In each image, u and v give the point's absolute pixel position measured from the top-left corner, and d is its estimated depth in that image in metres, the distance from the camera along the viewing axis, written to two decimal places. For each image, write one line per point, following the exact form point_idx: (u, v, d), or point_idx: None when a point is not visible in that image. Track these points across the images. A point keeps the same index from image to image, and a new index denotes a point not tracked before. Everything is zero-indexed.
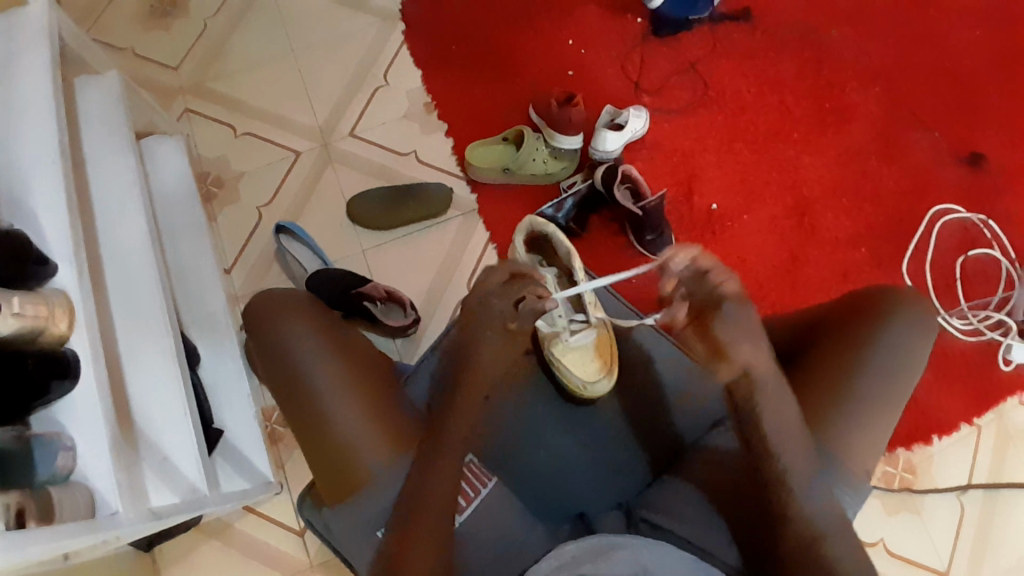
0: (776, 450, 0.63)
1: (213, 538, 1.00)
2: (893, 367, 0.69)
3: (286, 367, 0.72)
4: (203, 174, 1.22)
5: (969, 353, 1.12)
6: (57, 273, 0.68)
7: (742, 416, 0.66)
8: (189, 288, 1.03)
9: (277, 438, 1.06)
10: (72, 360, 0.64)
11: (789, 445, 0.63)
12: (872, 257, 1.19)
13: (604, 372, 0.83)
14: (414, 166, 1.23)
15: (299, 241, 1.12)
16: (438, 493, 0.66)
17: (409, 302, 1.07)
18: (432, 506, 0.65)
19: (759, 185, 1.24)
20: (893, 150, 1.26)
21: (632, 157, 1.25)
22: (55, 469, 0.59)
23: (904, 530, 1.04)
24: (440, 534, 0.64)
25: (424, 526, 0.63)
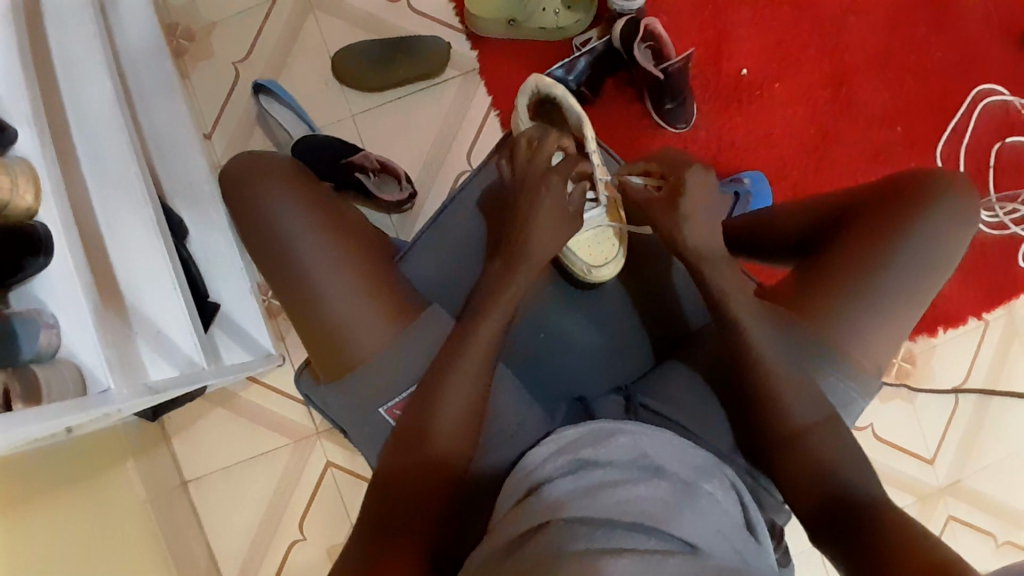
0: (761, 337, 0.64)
1: (221, 406, 1.03)
2: (925, 259, 0.63)
3: (275, 247, 0.67)
4: (168, 22, 1.08)
5: (991, 245, 1.07)
6: (18, 139, 0.61)
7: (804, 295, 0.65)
8: (166, 154, 0.95)
9: (275, 312, 1.05)
10: (43, 235, 0.59)
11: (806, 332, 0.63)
12: (907, 137, 1.09)
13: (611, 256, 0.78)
14: (406, 16, 1.08)
15: (282, 103, 1.01)
16: (460, 378, 0.63)
17: (404, 174, 1.00)
18: (456, 388, 0.63)
19: (796, 50, 1.10)
20: (951, 12, 1.10)
21: (655, 9, 1.10)
22: (38, 347, 0.57)
23: (894, 416, 1.07)
24: (463, 416, 0.63)
25: (451, 398, 0.62)
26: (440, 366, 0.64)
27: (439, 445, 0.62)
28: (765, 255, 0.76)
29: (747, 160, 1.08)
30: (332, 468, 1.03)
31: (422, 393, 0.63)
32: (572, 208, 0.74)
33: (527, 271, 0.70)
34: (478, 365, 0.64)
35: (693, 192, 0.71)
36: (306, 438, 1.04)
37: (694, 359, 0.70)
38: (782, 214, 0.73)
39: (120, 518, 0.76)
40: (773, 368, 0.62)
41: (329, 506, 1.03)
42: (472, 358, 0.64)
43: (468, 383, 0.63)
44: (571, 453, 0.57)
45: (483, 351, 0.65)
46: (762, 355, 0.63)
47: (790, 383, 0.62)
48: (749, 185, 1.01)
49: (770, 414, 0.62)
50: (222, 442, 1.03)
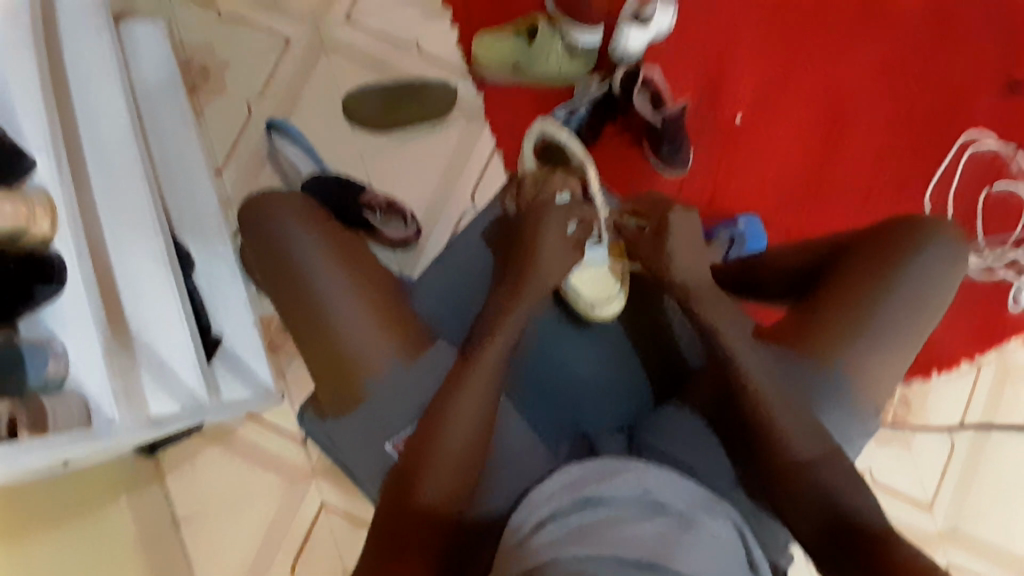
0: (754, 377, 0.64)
1: (215, 444, 1.03)
2: (918, 297, 0.65)
3: (289, 274, 0.69)
4: (185, 61, 1.12)
5: (981, 289, 1.09)
6: (37, 167, 0.64)
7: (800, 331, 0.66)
8: (178, 187, 0.98)
9: (276, 347, 1.06)
10: (57, 264, 0.62)
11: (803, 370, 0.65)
12: (897, 180, 1.13)
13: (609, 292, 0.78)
14: (415, 61, 1.13)
15: (293, 142, 1.05)
16: (463, 409, 0.64)
17: (410, 213, 1.04)
18: (459, 419, 0.63)
19: (788, 97, 1.14)
20: (937, 63, 1.15)
21: (654, 58, 1.14)
22: (46, 375, 0.59)
23: (890, 460, 1.07)
24: (466, 447, 0.63)
25: (455, 428, 0.63)
26: (443, 395, 0.65)
27: (442, 475, 0.62)
28: (763, 294, 0.78)
29: (742, 201, 1.12)
30: (326, 509, 1.02)
31: (426, 423, 0.64)
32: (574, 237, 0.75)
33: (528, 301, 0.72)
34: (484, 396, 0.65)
35: (677, 228, 0.74)
36: (301, 475, 1.03)
37: (695, 394, 0.70)
38: (778, 255, 0.75)
39: (111, 555, 0.74)
40: (773, 403, 0.63)
41: (321, 547, 1.01)
42: (477, 390, 0.65)
43: (473, 413, 0.64)
44: (575, 491, 0.56)
45: (489, 383, 0.66)
46: (759, 387, 0.64)
47: (791, 417, 0.62)
48: (743, 228, 1.03)
49: (772, 448, 0.63)
50: (215, 477, 1.02)
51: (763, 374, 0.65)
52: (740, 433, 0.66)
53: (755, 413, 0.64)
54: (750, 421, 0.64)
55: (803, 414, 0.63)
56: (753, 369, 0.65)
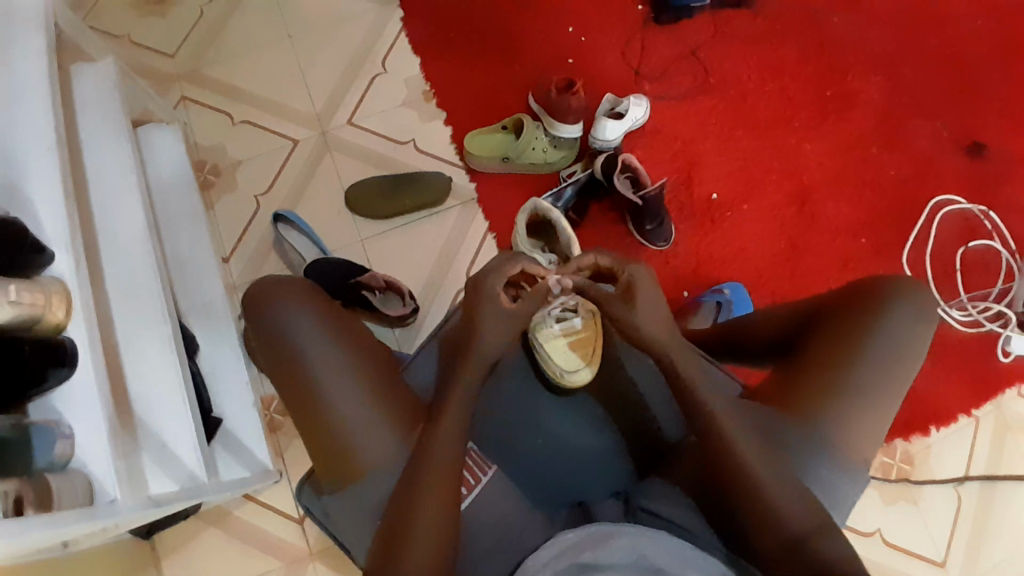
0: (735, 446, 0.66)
1: (212, 526, 1.01)
2: (890, 356, 0.68)
3: (286, 355, 0.71)
4: (199, 162, 1.21)
5: (967, 344, 1.12)
6: (55, 261, 0.67)
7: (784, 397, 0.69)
8: (186, 276, 1.03)
9: (276, 427, 1.06)
10: (70, 348, 0.63)
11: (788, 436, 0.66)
12: (872, 246, 1.19)
13: (579, 367, 0.80)
14: (413, 155, 1.22)
15: (299, 230, 1.11)
16: (429, 476, 0.65)
17: (408, 291, 1.07)
18: (426, 493, 0.65)
19: (760, 175, 1.23)
20: (894, 139, 1.25)
21: (632, 144, 1.24)
22: (53, 457, 0.59)
23: (902, 521, 1.05)
24: (440, 521, 0.64)
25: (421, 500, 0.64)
26: (403, 487, 0.66)
27: (421, 553, 0.61)
28: (750, 357, 0.81)
29: (726, 272, 1.17)
30: None
31: (393, 519, 0.64)
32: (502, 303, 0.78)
33: (476, 369, 0.74)
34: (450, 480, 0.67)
35: (641, 290, 0.77)
36: (299, 557, 1.00)
37: (681, 463, 0.72)
38: (761, 320, 0.79)
39: None
40: (753, 468, 0.64)
41: None
42: (443, 450, 0.67)
43: (439, 483, 0.65)
44: (569, 556, 0.57)
45: (445, 476, 0.67)
46: (743, 449, 0.66)
47: (766, 480, 0.64)
48: (729, 294, 1.10)
49: (755, 518, 0.63)
50: (210, 563, 0.99)
51: (747, 443, 0.66)
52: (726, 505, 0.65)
53: (735, 482, 0.64)
54: (740, 487, 0.64)
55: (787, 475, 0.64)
56: (738, 440, 0.66)
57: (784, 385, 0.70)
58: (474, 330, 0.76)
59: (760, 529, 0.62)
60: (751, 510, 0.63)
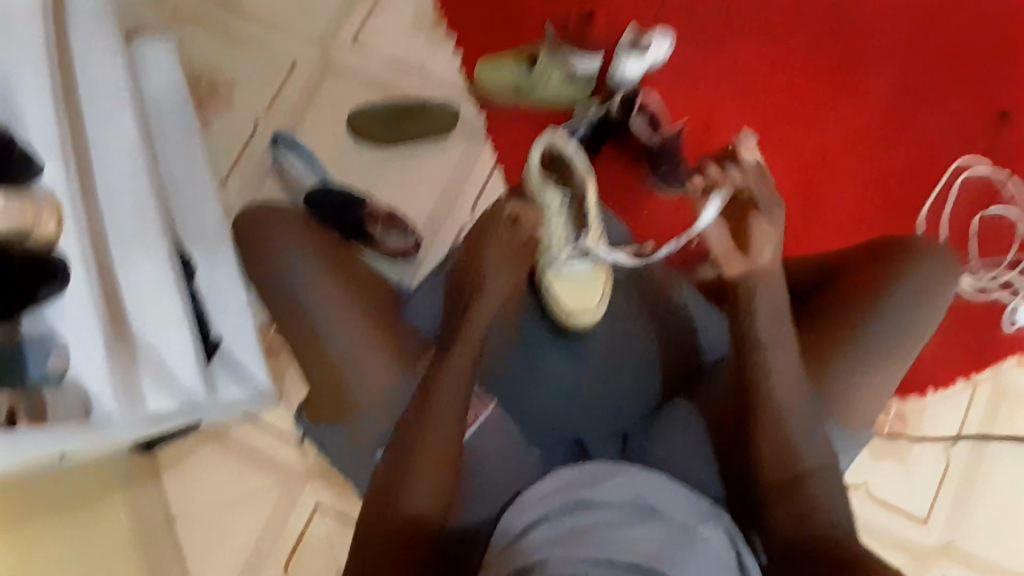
0: (767, 390, 0.65)
1: (211, 446, 1.02)
2: (908, 315, 0.68)
3: (278, 287, 0.72)
4: (195, 77, 1.15)
5: (973, 309, 1.11)
6: (44, 171, 0.64)
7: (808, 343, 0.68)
8: (183, 195, 0.99)
9: (274, 353, 1.06)
10: (61, 262, 0.61)
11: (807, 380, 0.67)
12: (887, 205, 1.16)
13: (580, 313, 0.80)
14: (421, 81, 1.16)
15: (297, 155, 1.08)
16: (438, 416, 0.64)
17: (409, 226, 1.05)
18: (435, 430, 0.64)
19: (781, 125, 1.18)
20: (924, 94, 1.19)
21: (651, 83, 1.18)
22: (47, 369, 0.59)
23: (888, 476, 1.07)
24: (447, 458, 0.63)
25: (432, 442, 0.63)
26: (409, 419, 0.65)
27: (426, 485, 0.62)
28: None
29: None
30: (321, 513, 1.01)
31: (399, 450, 0.64)
32: (521, 240, 0.76)
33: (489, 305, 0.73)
34: (455, 415, 0.65)
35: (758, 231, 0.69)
36: (295, 478, 1.02)
37: (714, 401, 0.72)
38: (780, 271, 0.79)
39: None
40: (773, 417, 0.64)
41: (315, 554, 1.00)
42: (450, 385, 0.66)
43: (449, 422, 0.64)
44: (567, 493, 0.58)
45: (454, 409, 0.65)
46: (776, 391, 0.64)
47: (786, 429, 0.64)
48: None
49: (766, 458, 0.64)
50: (212, 481, 1.01)
51: (786, 386, 0.65)
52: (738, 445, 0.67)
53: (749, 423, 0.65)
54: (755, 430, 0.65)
55: (812, 420, 0.64)
56: (773, 385, 0.65)
57: (808, 332, 0.69)
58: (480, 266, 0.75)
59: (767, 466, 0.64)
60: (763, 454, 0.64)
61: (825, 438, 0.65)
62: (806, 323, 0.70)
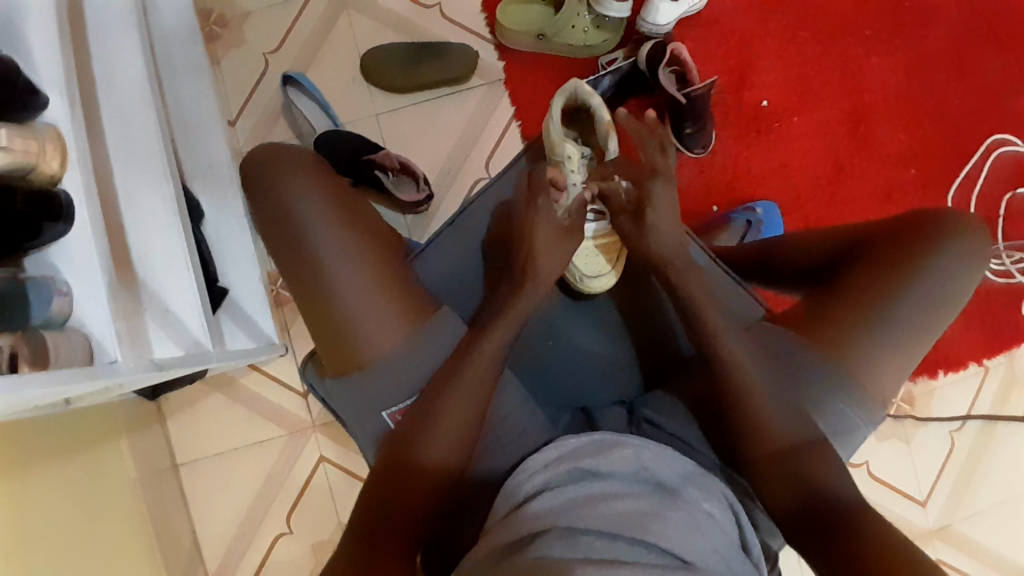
0: (737, 372, 0.64)
1: (218, 391, 1.04)
2: (936, 295, 0.63)
3: (287, 234, 0.67)
4: (204, 9, 1.10)
5: (997, 294, 1.07)
6: (48, 106, 0.61)
7: (811, 325, 0.66)
8: (190, 136, 0.97)
9: (281, 302, 1.06)
10: (65, 202, 0.59)
11: (806, 363, 0.64)
12: (919, 179, 1.10)
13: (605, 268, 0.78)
14: (438, 23, 1.10)
15: (309, 96, 1.03)
16: (472, 371, 0.65)
17: (422, 176, 1.01)
18: (466, 384, 0.64)
19: (817, 87, 1.11)
20: (973, 60, 1.11)
21: (682, 35, 1.11)
22: (50, 314, 0.57)
23: (889, 456, 1.07)
24: (472, 410, 0.65)
25: (459, 396, 0.64)
26: (430, 390, 0.65)
27: (438, 451, 0.63)
28: (779, 282, 0.77)
29: (759, 191, 1.09)
30: (324, 462, 1.04)
31: (415, 419, 0.64)
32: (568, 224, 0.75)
33: (540, 288, 0.72)
34: (478, 392, 0.65)
35: (658, 203, 0.74)
36: (300, 426, 1.04)
37: (688, 386, 0.69)
38: (797, 244, 0.74)
39: (100, 501, 0.76)
40: (760, 393, 0.63)
41: (318, 499, 1.03)
42: (485, 354, 0.66)
43: (479, 378, 0.65)
44: (571, 462, 0.57)
45: (479, 386, 0.65)
46: (751, 377, 0.64)
47: (770, 406, 0.63)
48: (761, 214, 1.03)
49: (749, 436, 0.63)
50: (219, 425, 1.04)
51: (762, 373, 0.64)
52: (720, 422, 0.65)
53: (735, 404, 0.64)
54: (740, 411, 0.63)
55: (794, 404, 0.63)
56: (750, 368, 0.64)
57: (814, 313, 0.66)
58: (530, 244, 0.73)
59: (755, 445, 0.63)
60: (749, 434, 0.63)
61: (814, 423, 0.63)
62: (813, 305, 0.67)
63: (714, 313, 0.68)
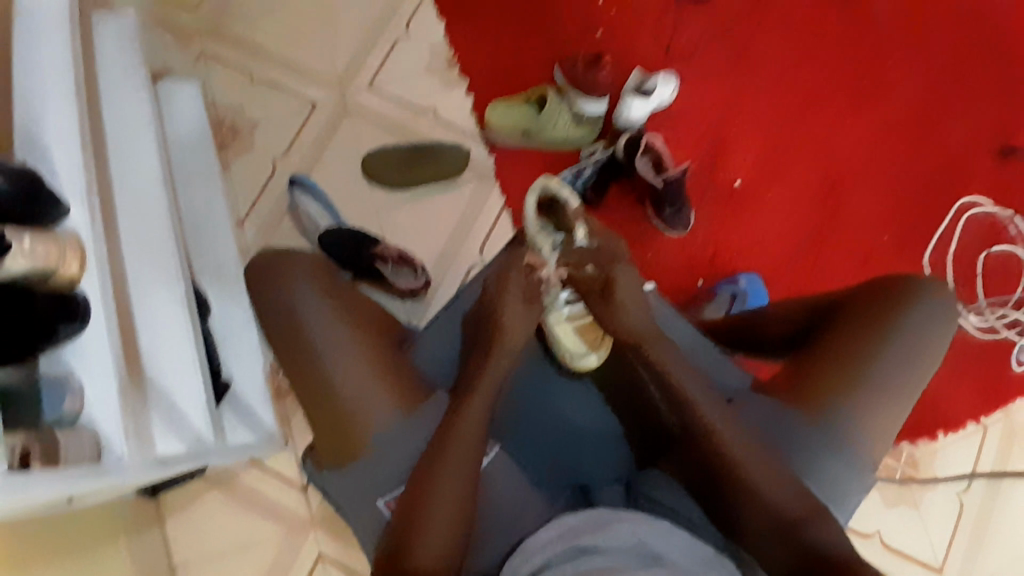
0: (724, 440, 0.65)
1: (217, 487, 1.03)
2: (910, 352, 0.66)
3: (285, 322, 0.71)
4: (217, 121, 1.20)
5: (985, 351, 1.10)
6: (70, 214, 0.66)
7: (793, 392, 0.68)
8: (200, 237, 1.03)
9: (282, 394, 1.07)
10: (82, 302, 0.63)
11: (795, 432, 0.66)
12: (895, 243, 1.16)
13: (595, 345, 0.79)
14: (431, 124, 1.20)
15: (313, 196, 1.10)
16: (458, 441, 0.65)
17: (420, 264, 1.06)
18: (453, 455, 0.64)
19: (786, 164, 1.19)
20: (931, 132, 1.20)
21: (656, 125, 1.20)
22: (61, 412, 0.59)
23: (900, 523, 1.04)
24: (462, 484, 0.64)
25: (449, 470, 0.64)
26: (422, 465, 0.65)
27: (435, 531, 0.61)
28: (763, 350, 0.80)
29: (743, 263, 1.15)
30: (322, 561, 1.01)
31: (412, 495, 0.63)
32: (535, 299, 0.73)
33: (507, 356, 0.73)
34: (468, 462, 0.65)
35: (624, 284, 0.70)
36: (299, 524, 1.02)
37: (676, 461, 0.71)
38: (777, 312, 0.78)
39: None
40: (750, 462, 0.63)
41: None
42: (468, 423, 0.67)
43: (468, 448, 0.65)
44: (568, 541, 0.58)
45: (465, 458, 0.65)
46: (741, 446, 0.64)
47: (761, 474, 0.63)
48: (745, 285, 1.07)
49: (746, 505, 0.63)
50: (217, 525, 1.02)
51: (747, 442, 0.64)
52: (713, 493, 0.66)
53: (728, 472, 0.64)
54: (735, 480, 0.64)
55: (787, 470, 0.64)
56: (733, 439, 0.64)
57: (797, 378, 0.68)
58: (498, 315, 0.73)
59: (752, 513, 0.63)
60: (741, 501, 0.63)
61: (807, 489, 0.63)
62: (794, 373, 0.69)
63: (690, 384, 0.69)
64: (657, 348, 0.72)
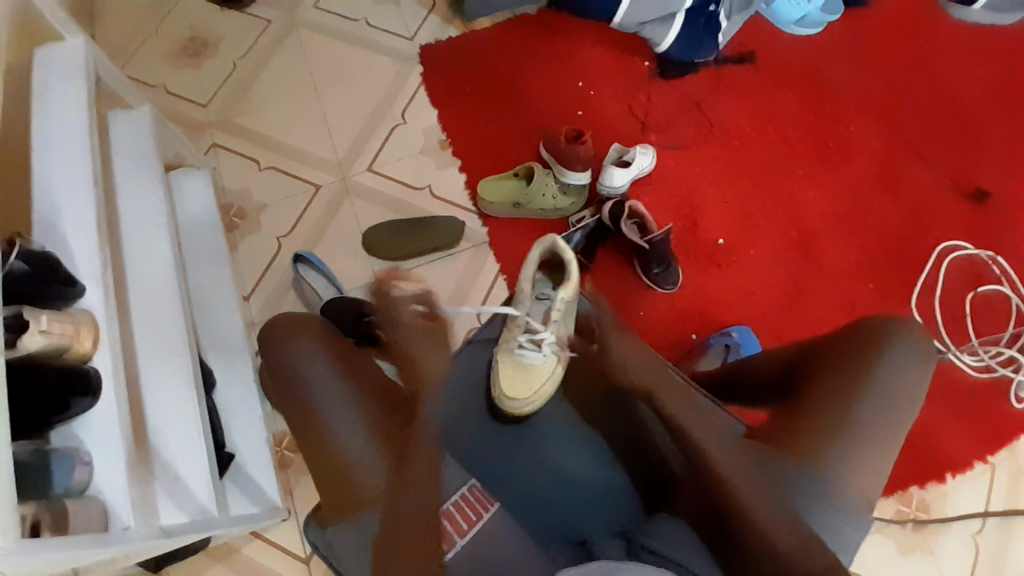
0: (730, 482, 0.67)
1: (219, 563, 1.01)
2: (889, 392, 0.68)
3: (288, 380, 0.74)
4: (226, 206, 1.27)
5: (982, 390, 1.11)
6: (84, 294, 0.69)
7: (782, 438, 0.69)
8: (207, 313, 1.07)
9: (285, 463, 1.08)
10: (93, 376, 0.65)
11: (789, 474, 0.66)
12: (879, 291, 1.20)
13: (523, 394, 0.87)
14: (428, 200, 1.27)
15: (316, 270, 1.16)
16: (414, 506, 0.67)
17: (419, 330, 1.10)
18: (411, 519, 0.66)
19: (765, 221, 1.26)
20: (898, 185, 1.28)
21: (638, 192, 1.28)
22: (71, 482, 0.60)
23: (919, 573, 1.02)
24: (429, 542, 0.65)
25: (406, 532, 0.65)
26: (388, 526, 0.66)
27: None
28: (751, 398, 0.82)
29: (733, 315, 1.19)
30: None
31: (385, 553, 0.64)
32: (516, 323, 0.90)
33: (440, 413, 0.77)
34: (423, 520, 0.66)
35: (620, 346, 0.84)
36: None
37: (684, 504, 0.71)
38: (762, 360, 0.81)
39: None
40: (753, 500, 0.65)
41: None
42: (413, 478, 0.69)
43: (423, 506, 0.67)
44: None
45: (420, 520, 0.66)
46: (741, 486, 0.66)
47: (767, 514, 0.64)
48: (736, 337, 1.10)
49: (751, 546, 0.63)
50: None
51: (749, 483, 0.66)
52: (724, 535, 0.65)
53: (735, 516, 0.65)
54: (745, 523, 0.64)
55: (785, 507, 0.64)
56: (735, 479, 0.67)
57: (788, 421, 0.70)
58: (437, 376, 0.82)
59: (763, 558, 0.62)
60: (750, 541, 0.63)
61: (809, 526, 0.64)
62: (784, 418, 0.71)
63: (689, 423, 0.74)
64: (663, 398, 0.77)
